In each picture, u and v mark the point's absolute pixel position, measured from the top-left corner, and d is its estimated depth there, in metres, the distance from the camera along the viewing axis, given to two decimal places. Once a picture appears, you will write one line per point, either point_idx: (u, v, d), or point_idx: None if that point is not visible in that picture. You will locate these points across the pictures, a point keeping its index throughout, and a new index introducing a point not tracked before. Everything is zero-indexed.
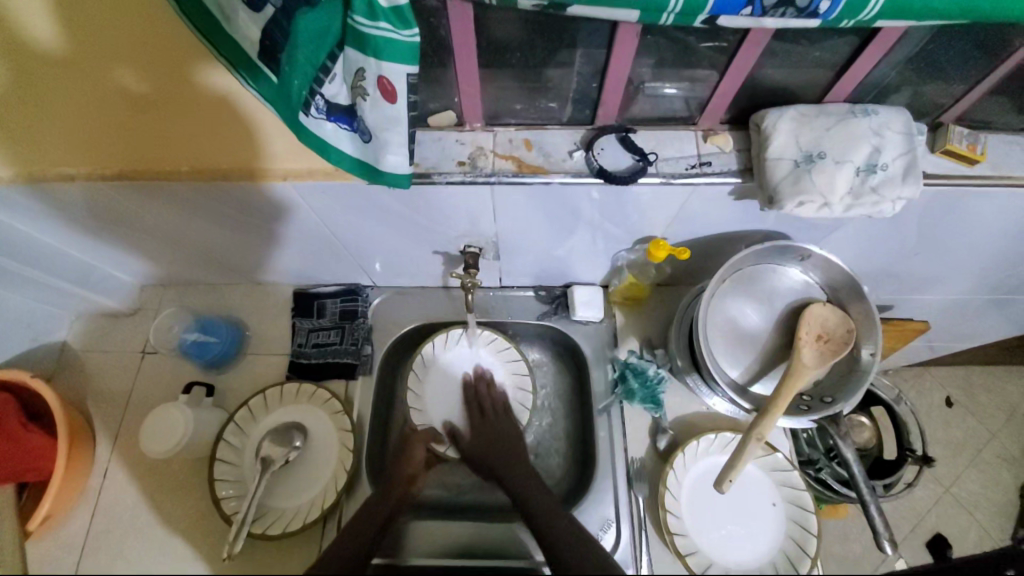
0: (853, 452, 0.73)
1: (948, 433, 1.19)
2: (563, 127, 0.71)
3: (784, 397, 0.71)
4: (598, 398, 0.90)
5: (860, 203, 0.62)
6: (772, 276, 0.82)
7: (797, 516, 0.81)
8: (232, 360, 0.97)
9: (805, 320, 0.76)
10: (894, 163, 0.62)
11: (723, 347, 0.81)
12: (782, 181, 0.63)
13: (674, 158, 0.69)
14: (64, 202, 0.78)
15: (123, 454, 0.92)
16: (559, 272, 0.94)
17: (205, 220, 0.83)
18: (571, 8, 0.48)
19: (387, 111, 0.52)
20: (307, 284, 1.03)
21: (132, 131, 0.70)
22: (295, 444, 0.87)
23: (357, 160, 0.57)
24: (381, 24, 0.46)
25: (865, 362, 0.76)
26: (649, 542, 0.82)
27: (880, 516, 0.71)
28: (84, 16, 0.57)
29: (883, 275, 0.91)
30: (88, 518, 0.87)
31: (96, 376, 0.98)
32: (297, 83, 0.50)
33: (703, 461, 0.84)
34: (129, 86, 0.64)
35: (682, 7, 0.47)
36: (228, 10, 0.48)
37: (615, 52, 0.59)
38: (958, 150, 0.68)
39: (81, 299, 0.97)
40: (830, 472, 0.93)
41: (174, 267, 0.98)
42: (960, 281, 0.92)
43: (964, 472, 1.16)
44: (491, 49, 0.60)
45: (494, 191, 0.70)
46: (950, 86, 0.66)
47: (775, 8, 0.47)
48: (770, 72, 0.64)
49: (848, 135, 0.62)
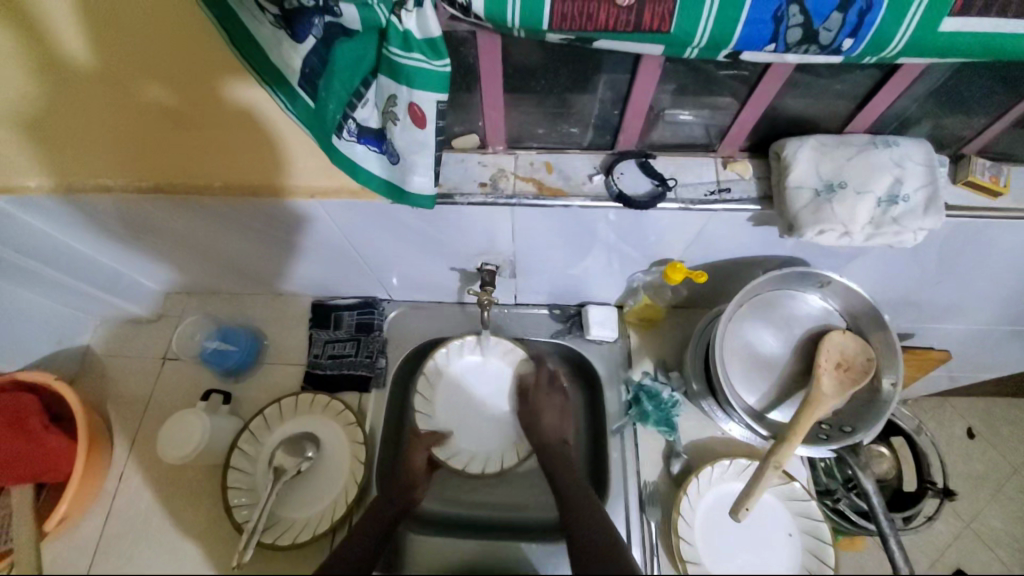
0: (872, 483, 0.71)
1: (970, 466, 1.16)
2: (583, 151, 0.73)
3: (803, 425, 0.70)
4: (612, 419, 0.90)
5: (880, 233, 0.62)
6: (790, 302, 0.82)
7: (814, 547, 0.79)
8: (249, 369, 0.99)
9: (824, 347, 0.76)
10: (916, 194, 0.62)
11: (739, 372, 0.80)
12: (802, 209, 0.63)
13: (693, 184, 0.70)
14: (98, 211, 0.81)
15: (139, 458, 0.93)
16: (573, 291, 0.95)
17: (229, 230, 0.86)
18: (597, 42, 0.50)
19: (415, 135, 0.53)
20: (325, 295, 1.04)
21: (163, 145, 0.73)
22: (307, 454, 0.88)
23: (384, 180, 0.59)
24: (415, 55, 0.48)
25: (886, 392, 0.75)
26: (661, 569, 0.80)
27: (900, 551, 0.69)
28: (116, 31, 0.59)
29: (903, 303, 0.90)
30: (103, 521, 0.89)
31: (117, 381, 1.00)
32: (332, 108, 0.52)
33: (718, 487, 0.83)
34: (161, 100, 0.67)
35: (706, 43, 0.48)
36: (272, 40, 0.50)
37: (638, 81, 0.61)
38: (980, 181, 0.68)
39: (107, 305, 1.00)
40: (849, 503, 0.91)
41: (198, 275, 1.01)
42: (983, 311, 0.91)
43: (987, 508, 1.12)
44: (517, 76, 0.62)
45: (514, 212, 0.71)
46: (972, 119, 0.66)
47: (798, 45, 0.48)
48: (791, 102, 0.65)
49: (868, 165, 0.63)
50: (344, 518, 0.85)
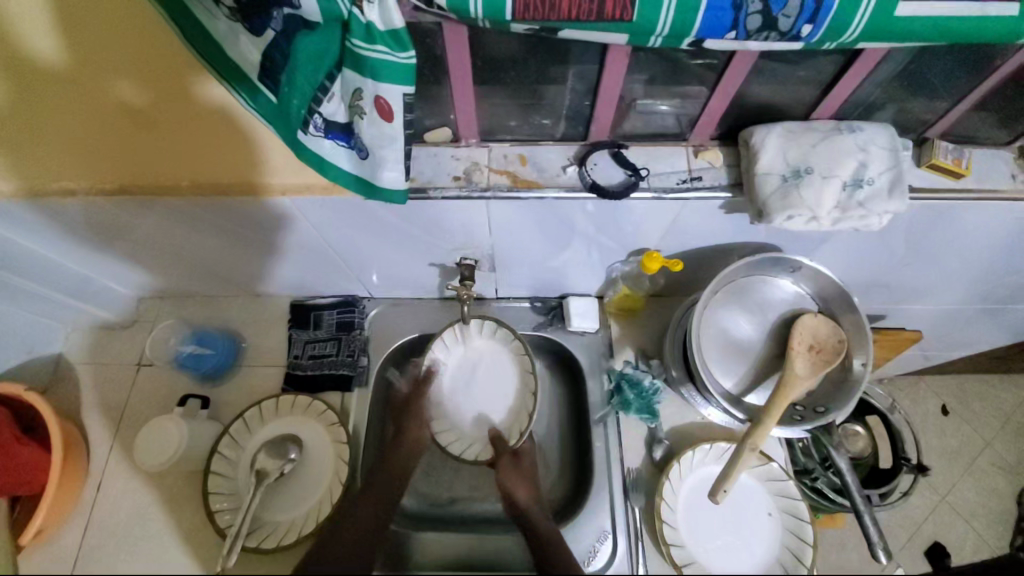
0: (847, 462, 0.74)
1: (943, 442, 1.20)
2: (557, 142, 0.73)
3: (778, 407, 0.71)
4: (595, 409, 0.91)
5: (847, 217, 0.64)
6: (763, 287, 0.83)
7: (792, 525, 0.82)
8: (228, 372, 0.97)
9: (797, 330, 0.77)
10: (880, 177, 0.64)
11: (717, 358, 0.81)
12: (771, 196, 0.64)
13: (665, 173, 0.71)
14: (63, 216, 0.78)
15: (117, 467, 0.91)
16: (554, 283, 0.95)
17: (204, 233, 0.84)
18: (562, 32, 0.49)
19: (383, 129, 0.53)
20: (304, 295, 1.03)
21: (130, 146, 0.71)
22: (290, 456, 0.87)
23: (354, 176, 0.58)
24: (379, 47, 0.47)
25: (856, 373, 0.77)
26: (646, 554, 0.82)
27: (874, 526, 0.72)
28: (84, 30, 0.58)
29: (874, 285, 0.93)
30: (81, 532, 0.87)
31: (91, 389, 0.97)
32: (296, 102, 0.51)
33: (698, 471, 0.85)
34: (128, 99, 0.65)
35: (669, 31, 0.48)
36: (229, 34, 0.49)
37: (607, 71, 0.61)
38: (942, 164, 0.70)
39: (76, 312, 0.97)
40: (826, 481, 0.94)
41: (172, 278, 0.98)
42: (951, 290, 0.94)
43: (960, 481, 1.16)
44: (486, 68, 0.62)
45: (489, 206, 0.71)
46: (932, 103, 0.68)
47: (759, 32, 0.48)
48: (758, 90, 0.65)
49: (834, 150, 0.64)
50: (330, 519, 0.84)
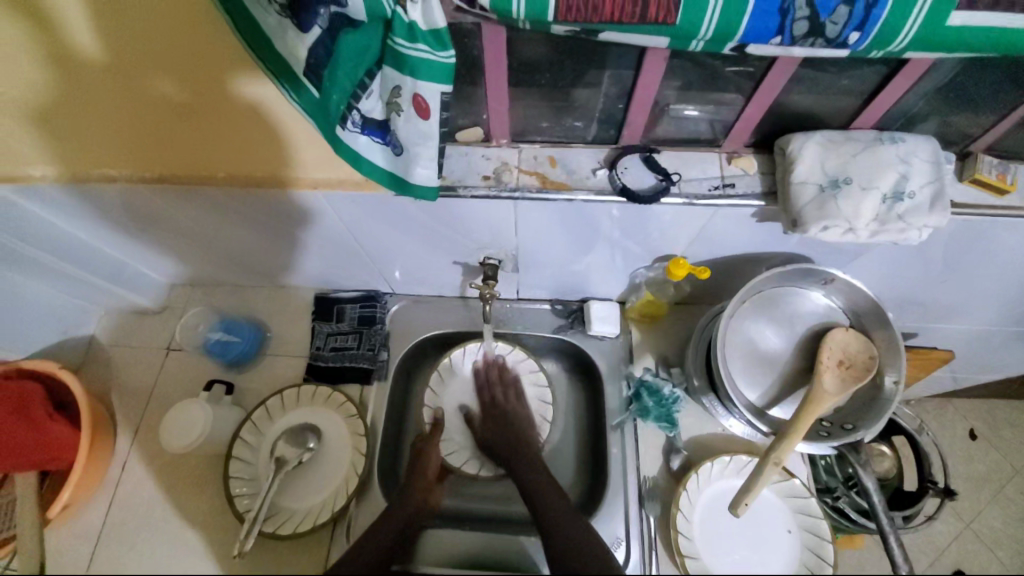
0: (874, 482, 0.71)
1: (971, 467, 1.16)
2: (587, 145, 0.72)
3: (803, 422, 0.69)
4: (612, 415, 0.90)
5: (885, 230, 0.62)
6: (792, 299, 0.81)
7: (813, 544, 0.80)
8: (252, 361, 1.00)
9: (826, 344, 0.76)
10: (921, 191, 0.62)
11: (741, 368, 0.80)
12: (806, 205, 0.63)
13: (697, 179, 0.70)
14: (103, 203, 0.82)
15: (142, 446, 0.94)
16: (576, 286, 0.95)
17: (233, 223, 0.86)
18: (602, 34, 0.49)
19: (420, 127, 0.53)
20: (328, 289, 1.05)
21: (168, 137, 0.73)
22: (309, 445, 0.89)
23: (388, 172, 0.59)
24: (420, 46, 0.48)
25: (888, 390, 0.75)
26: (658, 563, 0.81)
27: (900, 550, 0.69)
28: (125, 24, 0.59)
29: (907, 302, 0.90)
30: (106, 509, 0.90)
31: (121, 370, 1.01)
32: (336, 97, 0.52)
33: (717, 483, 0.83)
34: (168, 92, 0.67)
35: (712, 35, 0.47)
36: (278, 29, 0.50)
37: (643, 75, 0.61)
38: (987, 180, 0.67)
39: (111, 294, 1.01)
40: (849, 501, 0.91)
41: (200, 266, 1.01)
42: (989, 311, 0.90)
43: (988, 509, 1.13)
44: (521, 69, 0.62)
45: (517, 206, 0.71)
46: (980, 116, 0.65)
47: (805, 38, 0.47)
48: (797, 97, 0.64)
49: (874, 161, 0.62)
50: (345, 509, 0.86)
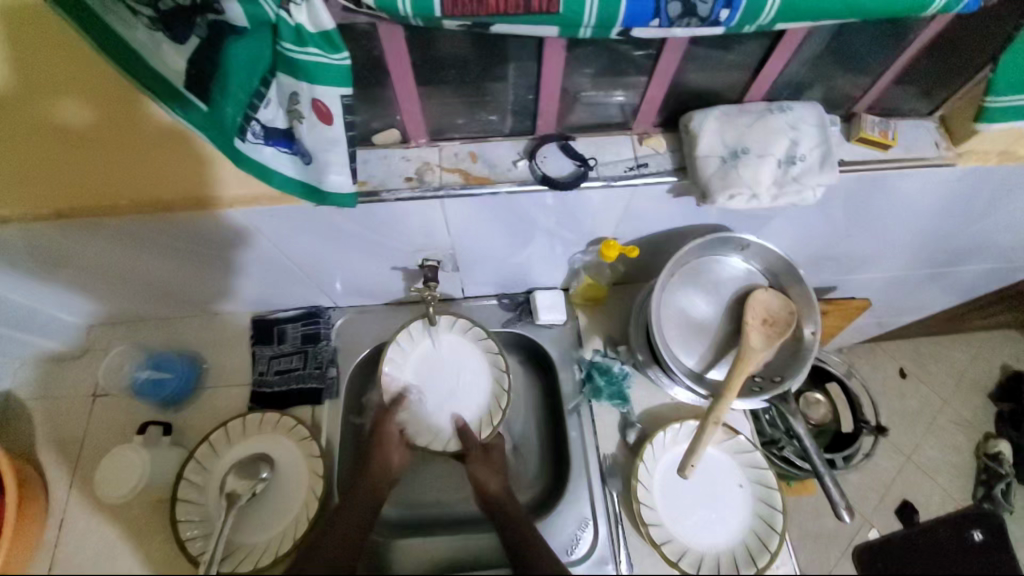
0: (804, 427, 0.77)
1: (903, 403, 1.28)
2: (506, 138, 0.74)
3: (735, 379, 0.74)
4: (567, 399, 0.92)
5: (784, 193, 0.67)
6: (715, 267, 0.86)
7: (763, 495, 0.85)
8: (189, 396, 0.94)
9: (749, 305, 0.80)
10: (811, 153, 0.67)
11: (677, 338, 0.84)
12: (712, 177, 0.66)
13: (613, 161, 0.72)
14: (1, 247, 0.74)
15: (79, 503, 0.87)
16: (518, 278, 0.96)
17: (154, 254, 0.81)
18: (493, 27, 0.50)
19: (325, 133, 0.52)
20: (266, 310, 1.01)
21: (73, 168, 0.69)
22: (261, 475, 0.85)
23: (299, 182, 0.57)
24: (310, 50, 0.47)
25: (807, 341, 0.81)
26: (625, 536, 0.83)
27: (835, 486, 0.75)
28: (36, 55, 0.61)
29: (825, 258, 0.98)
30: (47, 573, 0.83)
31: (44, 426, 0.92)
32: (230, 110, 0.50)
33: (670, 451, 0.87)
34: (76, 117, 0.65)
35: (596, 21, 0.49)
36: (150, 43, 0.48)
37: (546, 64, 0.62)
38: (871, 137, 0.74)
39: (22, 346, 0.92)
40: (793, 449, 0.99)
41: (123, 303, 0.94)
42: (894, 257, 0.99)
43: (924, 441, 1.24)
44: (427, 67, 0.62)
45: (443, 205, 0.71)
46: (856, 81, 0.72)
47: (681, 19, 0.50)
48: (693, 76, 0.68)
49: (767, 130, 0.67)
50: (305, 535, 0.83)
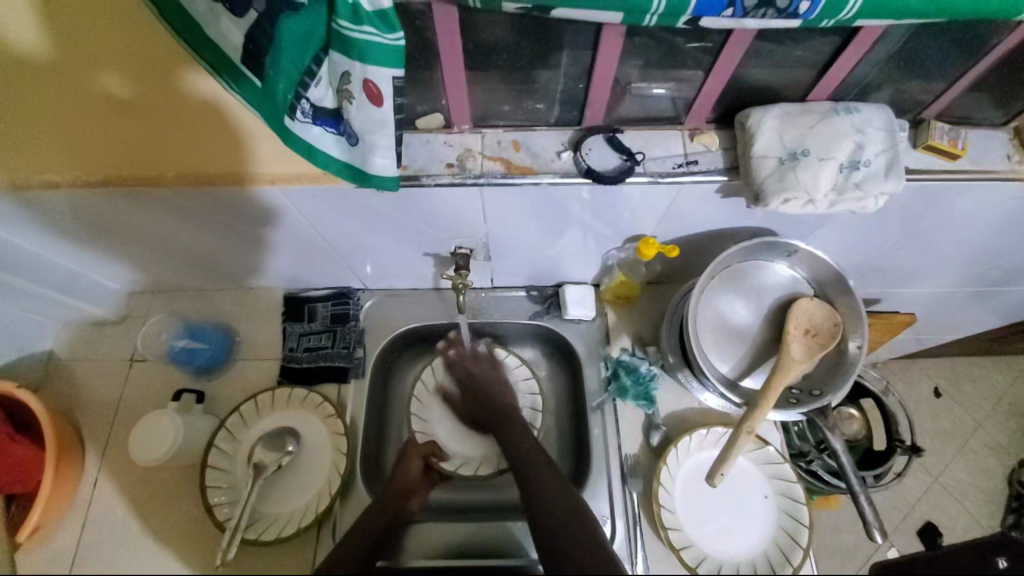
0: (841, 443, 0.74)
1: (937, 424, 1.23)
2: (551, 127, 0.72)
3: (772, 390, 0.71)
4: (591, 397, 0.91)
5: (843, 199, 0.63)
6: (759, 272, 0.83)
7: (788, 507, 0.83)
8: (221, 367, 0.97)
9: (792, 314, 0.77)
10: (876, 159, 0.63)
11: (712, 340, 0.81)
12: (767, 178, 0.63)
13: (661, 157, 0.70)
14: (50, 211, 0.76)
15: (113, 461, 0.91)
16: (549, 271, 0.95)
17: (192, 224, 0.82)
18: (555, 11, 0.48)
19: (373, 114, 0.51)
20: (298, 287, 1.02)
21: (116, 137, 0.69)
22: (288, 448, 0.87)
23: (344, 163, 0.57)
24: (366, 28, 0.46)
25: (851, 355, 0.77)
26: (643, 538, 0.82)
27: (869, 506, 0.72)
28: (69, 18, 0.58)
29: (871, 270, 0.93)
30: (79, 529, 0.86)
31: (84, 386, 0.96)
32: (282, 86, 0.49)
33: (696, 456, 0.85)
34: (113, 87, 0.64)
35: (664, 8, 0.47)
36: (209, 15, 0.48)
37: (601, 51, 0.60)
38: (940, 145, 0.69)
39: (66, 307, 0.96)
40: (821, 463, 0.96)
41: (162, 273, 0.97)
42: (947, 273, 0.94)
43: (954, 461, 1.19)
44: (478, 51, 0.60)
45: (483, 193, 0.70)
46: (930, 84, 0.67)
47: (757, 9, 0.47)
48: (754, 71, 0.64)
49: (830, 132, 0.63)
50: (328, 510, 0.84)
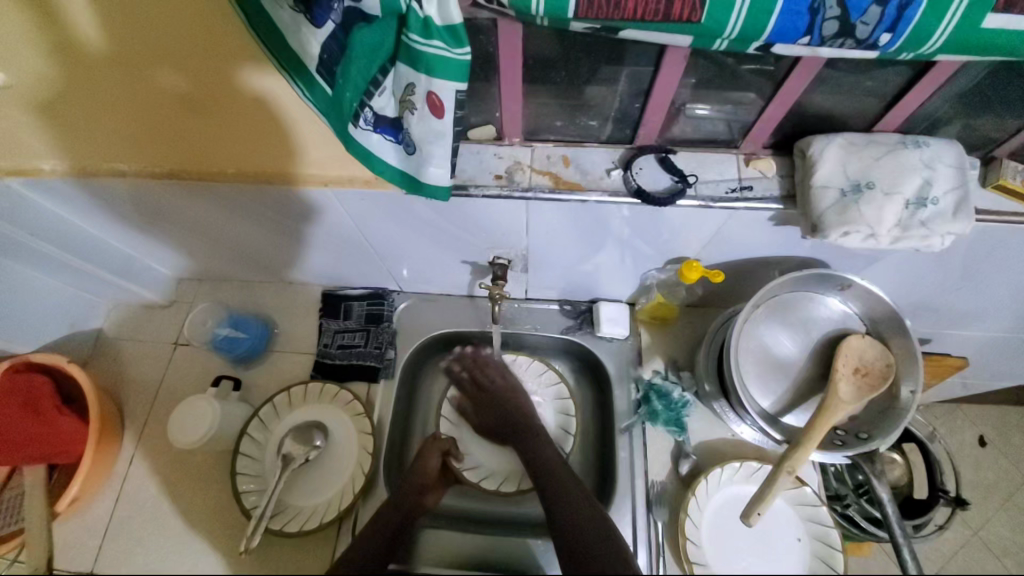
0: (887, 491, 0.71)
1: (981, 475, 1.13)
2: (601, 144, 0.71)
3: (817, 430, 0.68)
4: (620, 417, 0.89)
5: (907, 236, 0.60)
6: (808, 304, 0.80)
7: (824, 553, 0.78)
8: (259, 356, 0.99)
9: (842, 351, 0.74)
10: (946, 197, 0.60)
11: (754, 374, 0.79)
12: (827, 210, 0.61)
13: (714, 180, 0.68)
14: (111, 196, 0.81)
15: (150, 439, 0.95)
16: (585, 287, 0.94)
17: (241, 218, 0.85)
18: (622, 32, 0.48)
19: (433, 125, 0.52)
20: (336, 285, 1.04)
21: (177, 133, 0.73)
22: (315, 443, 0.88)
23: (400, 170, 0.58)
24: (435, 42, 0.47)
25: (904, 400, 0.73)
26: (666, 569, 0.80)
27: (914, 561, 0.68)
28: (128, 17, 0.58)
29: (923, 309, 0.89)
30: (113, 502, 0.90)
31: (129, 364, 1.01)
32: (348, 95, 0.51)
33: (727, 489, 0.82)
34: (175, 85, 0.66)
35: (737, 34, 0.46)
36: (292, 26, 0.49)
37: (661, 73, 0.59)
38: (1013, 186, 0.65)
39: (120, 289, 1.01)
40: (858, 509, 0.90)
41: (210, 261, 1.01)
42: (1007, 319, 0.89)
43: (997, 518, 1.10)
44: (536, 66, 0.61)
45: (529, 206, 0.70)
46: (1007, 121, 0.64)
47: (834, 39, 0.46)
48: (819, 98, 0.62)
49: (898, 166, 0.61)
50: (350, 509, 0.85)
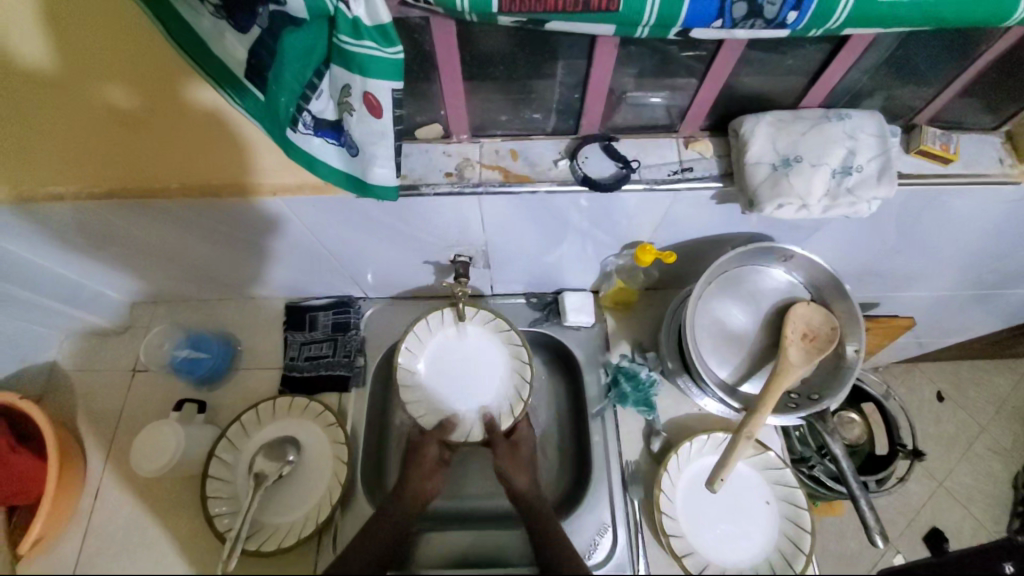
0: (841, 448, 0.74)
1: (940, 428, 1.23)
2: (548, 136, 0.73)
3: (772, 396, 0.72)
4: (592, 402, 0.91)
5: (836, 205, 0.64)
6: (757, 277, 0.84)
7: (790, 513, 0.82)
8: (223, 375, 0.97)
9: (790, 318, 0.78)
10: (869, 164, 0.64)
11: (710, 349, 0.82)
12: (760, 185, 0.64)
13: (657, 165, 0.71)
14: (55, 221, 0.77)
15: (114, 472, 0.91)
16: (550, 278, 0.95)
17: (195, 235, 0.83)
18: (549, 24, 0.50)
19: (373, 125, 0.52)
20: (299, 297, 1.03)
21: (122, 151, 0.71)
22: (287, 458, 0.87)
23: (345, 173, 0.58)
24: (366, 42, 0.47)
25: (849, 358, 0.78)
26: (645, 545, 0.82)
27: (870, 511, 0.72)
28: (74, 36, 0.58)
29: (868, 274, 0.94)
30: (79, 542, 0.86)
31: (87, 396, 0.97)
32: (284, 100, 0.51)
33: (696, 463, 0.85)
34: (120, 102, 0.65)
35: (656, 20, 0.48)
36: (215, 32, 0.49)
37: (595, 63, 0.61)
38: (931, 150, 0.70)
39: (70, 319, 0.96)
40: (822, 468, 0.96)
41: (164, 283, 0.98)
42: (945, 276, 0.95)
43: (957, 467, 1.19)
44: (475, 63, 0.62)
45: (482, 201, 0.71)
46: (920, 90, 0.68)
47: (745, 21, 0.49)
48: (746, 80, 0.66)
49: (822, 139, 0.64)
50: (328, 520, 0.84)
